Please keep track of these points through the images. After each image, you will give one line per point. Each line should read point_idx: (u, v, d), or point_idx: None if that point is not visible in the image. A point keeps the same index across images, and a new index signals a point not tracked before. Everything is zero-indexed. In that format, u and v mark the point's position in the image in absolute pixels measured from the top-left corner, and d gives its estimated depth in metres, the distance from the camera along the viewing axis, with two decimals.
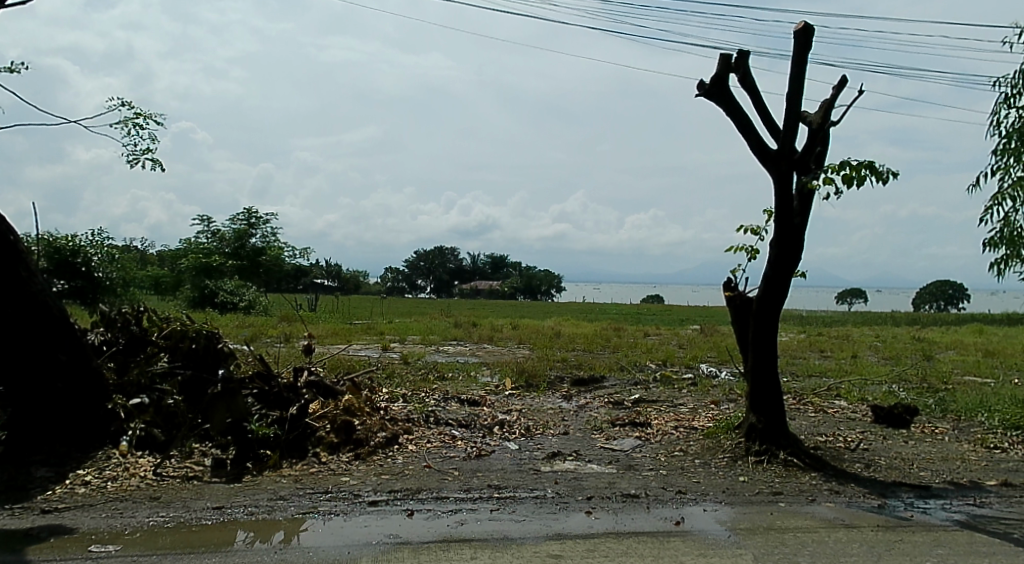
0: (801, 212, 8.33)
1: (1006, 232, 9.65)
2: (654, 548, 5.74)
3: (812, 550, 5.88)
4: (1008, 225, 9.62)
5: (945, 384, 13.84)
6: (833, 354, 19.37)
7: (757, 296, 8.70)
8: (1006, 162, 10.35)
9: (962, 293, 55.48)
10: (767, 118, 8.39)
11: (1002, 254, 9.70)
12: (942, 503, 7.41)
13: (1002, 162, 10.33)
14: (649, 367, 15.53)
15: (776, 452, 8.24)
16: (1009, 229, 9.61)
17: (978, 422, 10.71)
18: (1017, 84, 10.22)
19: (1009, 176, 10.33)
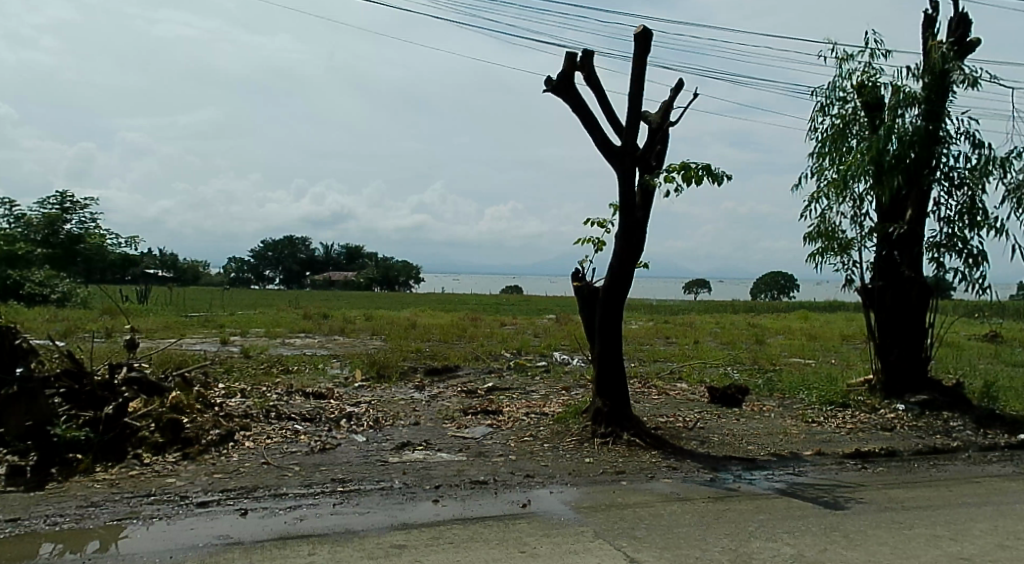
0: (643, 205, 8.68)
1: (822, 227, 10.49)
2: (499, 532, 5.79)
3: (648, 523, 6.12)
4: (823, 221, 10.46)
5: (774, 365, 14.87)
6: (677, 340, 20.43)
7: (602, 285, 8.97)
8: (822, 165, 11.28)
9: (793, 282, 59.67)
10: (611, 116, 8.66)
11: (819, 247, 10.53)
12: (766, 473, 7.93)
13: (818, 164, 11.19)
14: (503, 356, 15.71)
15: (620, 433, 8.52)
16: (824, 225, 10.45)
17: (800, 398, 11.57)
18: (829, 93, 11.11)
19: (824, 177, 11.22)
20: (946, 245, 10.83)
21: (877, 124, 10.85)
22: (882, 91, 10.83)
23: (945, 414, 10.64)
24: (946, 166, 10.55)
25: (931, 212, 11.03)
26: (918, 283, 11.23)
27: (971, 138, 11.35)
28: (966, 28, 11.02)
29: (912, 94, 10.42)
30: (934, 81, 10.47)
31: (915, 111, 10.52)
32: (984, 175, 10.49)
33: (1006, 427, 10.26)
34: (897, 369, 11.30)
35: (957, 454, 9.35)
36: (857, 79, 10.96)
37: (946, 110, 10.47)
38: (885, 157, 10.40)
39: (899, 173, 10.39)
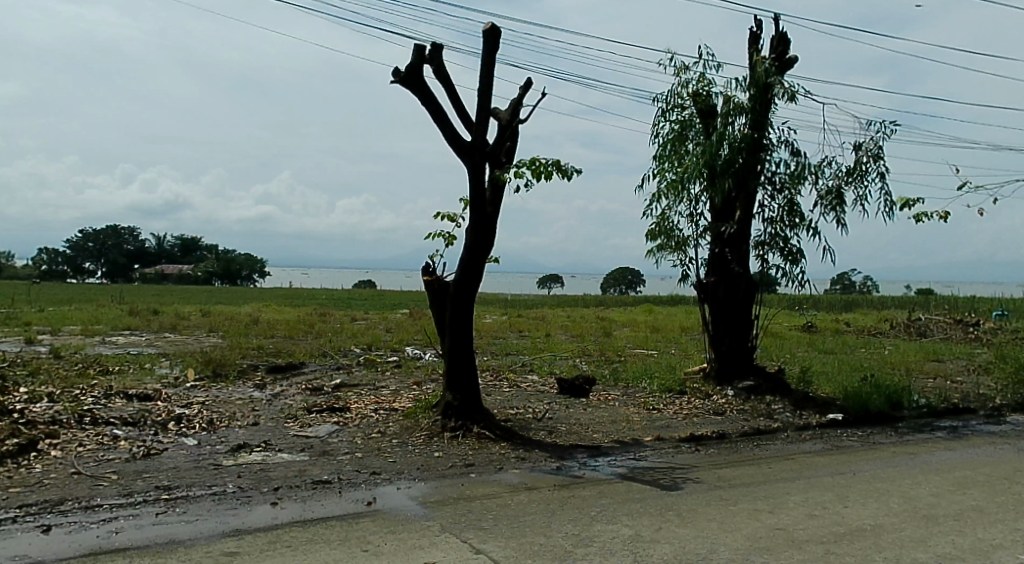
0: (493, 201, 8.61)
1: (662, 225, 10.88)
2: (342, 531, 5.54)
3: (495, 514, 6.04)
4: (662, 219, 10.86)
5: (620, 356, 15.31)
6: (530, 333, 20.66)
7: (452, 280, 8.81)
8: (662, 167, 11.66)
9: (639, 278, 61.83)
10: (460, 111, 8.53)
11: (658, 244, 10.93)
12: (609, 459, 8.09)
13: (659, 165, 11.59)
14: (352, 352, 15.27)
15: (471, 426, 8.39)
16: (663, 223, 10.85)
17: (642, 387, 11.95)
18: (668, 98, 11.53)
19: (663, 177, 11.63)
20: (770, 243, 11.53)
21: (711, 131, 11.33)
22: (715, 99, 11.36)
23: (768, 398, 11.31)
24: (770, 171, 11.20)
25: (757, 212, 11.69)
26: (745, 278, 11.89)
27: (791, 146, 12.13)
28: (786, 47, 11.75)
29: (740, 104, 10.96)
30: (759, 93, 10.96)
31: (743, 119, 11.07)
32: (802, 179, 11.23)
33: (818, 409, 11.06)
34: (728, 357, 11.89)
35: (778, 433, 9.98)
36: (693, 87, 11.40)
37: (769, 122, 11.08)
38: (716, 161, 10.97)
39: (729, 176, 11.01)
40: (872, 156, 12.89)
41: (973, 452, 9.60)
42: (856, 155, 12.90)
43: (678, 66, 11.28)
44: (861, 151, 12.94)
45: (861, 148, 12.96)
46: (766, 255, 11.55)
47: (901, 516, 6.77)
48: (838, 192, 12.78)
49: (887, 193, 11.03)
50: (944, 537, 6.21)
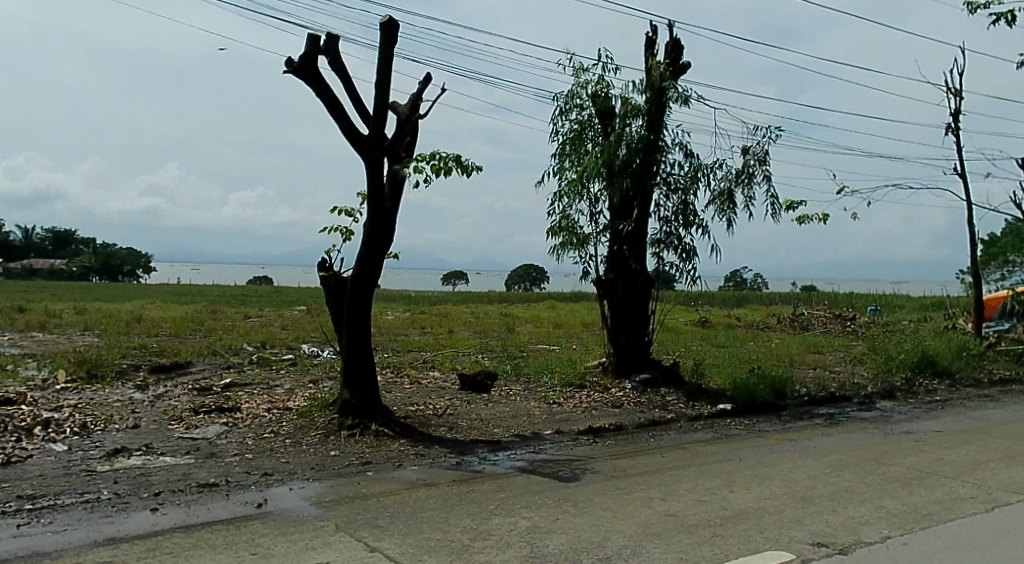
0: (392, 196, 8.49)
1: (563, 222, 11.00)
2: (228, 535, 5.34)
3: (392, 512, 5.95)
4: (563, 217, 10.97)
5: (522, 352, 15.39)
6: (431, 330, 20.54)
7: (350, 276, 8.63)
8: (562, 165, 11.76)
9: (542, 275, 62.43)
10: (357, 104, 8.36)
11: (560, 241, 11.03)
12: (509, 453, 8.12)
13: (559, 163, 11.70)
14: (244, 350, 14.78)
15: (369, 424, 8.25)
16: (564, 221, 10.97)
17: (543, 381, 12.04)
18: (568, 98, 11.66)
19: (564, 176, 11.74)
20: (666, 241, 11.82)
21: (610, 131, 11.53)
22: (613, 100, 11.56)
23: (663, 390, 11.59)
24: (665, 172, 11.50)
25: (653, 211, 11.97)
26: (642, 275, 12.16)
27: (686, 147, 12.47)
28: (680, 52, 12.08)
29: (637, 106, 11.26)
30: (654, 96, 11.36)
31: (640, 121, 11.37)
32: (695, 180, 11.58)
33: (710, 400, 11.43)
34: (626, 351, 12.12)
35: (672, 424, 10.25)
36: (592, 88, 11.56)
37: (664, 123, 11.42)
38: (615, 161, 11.16)
39: (627, 176, 11.25)
40: (758, 160, 13.42)
41: (849, 437, 10.14)
42: (744, 159, 13.40)
43: (578, 67, 11.43)
44: (748, 154, 13.45)
45: (748, 152, 13.47)
46: (662, 253, 11.84)
47: (783, 498, 7.07)
48: (729, 193, 13.23)
49: (772, 196, 11.55)
50: (820, 517, 6.53)
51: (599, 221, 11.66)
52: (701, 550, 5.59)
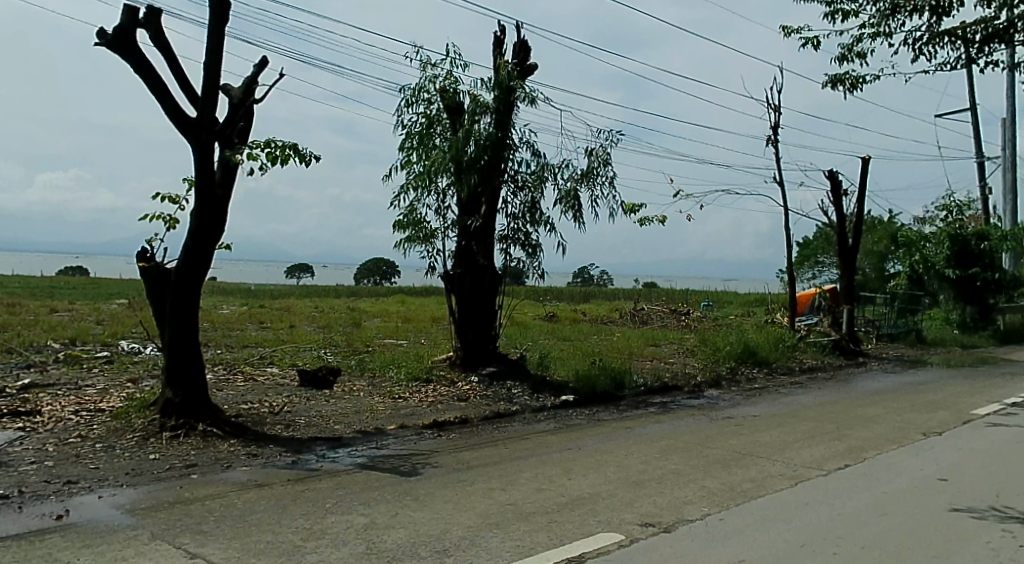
0: (223, 183, 8.05)
1: (410, 216, 10.83)
2: (19, 552, 4.82)
3: (217, 516, 5.60)
4: (410, 210, 10.81)
5: (367, 347, 15.09)
6: (269, 325, 19.72)
7: (175, 267, 8.07)
8: (408, 157, 11.56)
9: (392, 269, 61.58)
10: (183, 85, 7.83)
11: (406, 235, 10.86)
12: (349, 450, 7.88)
13: (406, 157, 11.51)
14: (53, 348, 13.54)
15: (194, 424, 7.74)
16: (411, 214, 10.81)
17: (388, 376, 11.83)
18: (415, 91, 11.48)
19: (411, 169, 11.55)
20: (513, 238, 11.91)
21: (458, 127, 11.45)
22: (460, 96, 11.49)
23: (509, 383, 11.67)
24: (512, 170, 11.57)
25: (501, 208, 12.01)
26: (489, 270, 12.18)
27: (533, 147, 12.61)
28: (528, 54, 12.19)
29: (485, 104, 11.25)
30: (502, 95, 11.39)
31: (488, 119, 11.37)
32: (542, 179, 11.72)
33: (554, 391, 11.64)
34: (473, 345, 12.08)
35: (515, 416, 10.34)
36: (439, 83, 11.44)
37: (512, 122, 11.47)
38: (463, 157, 11.11)
39: (474, 172, 11.22)
40: (602, 162, 13.79)
41: (679, 423, 10.63)
42: (588, 161, 13.72)
43: (425, 61, 11.27)
44: (592, 157, 13.79)
45: (592, 155, 13.82)
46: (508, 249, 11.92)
47: (617, 483, 7.28)
48: (575, 193, 13.52)
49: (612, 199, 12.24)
50: (649, 499, 6.77)
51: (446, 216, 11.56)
52: (538, 537, 5.63)
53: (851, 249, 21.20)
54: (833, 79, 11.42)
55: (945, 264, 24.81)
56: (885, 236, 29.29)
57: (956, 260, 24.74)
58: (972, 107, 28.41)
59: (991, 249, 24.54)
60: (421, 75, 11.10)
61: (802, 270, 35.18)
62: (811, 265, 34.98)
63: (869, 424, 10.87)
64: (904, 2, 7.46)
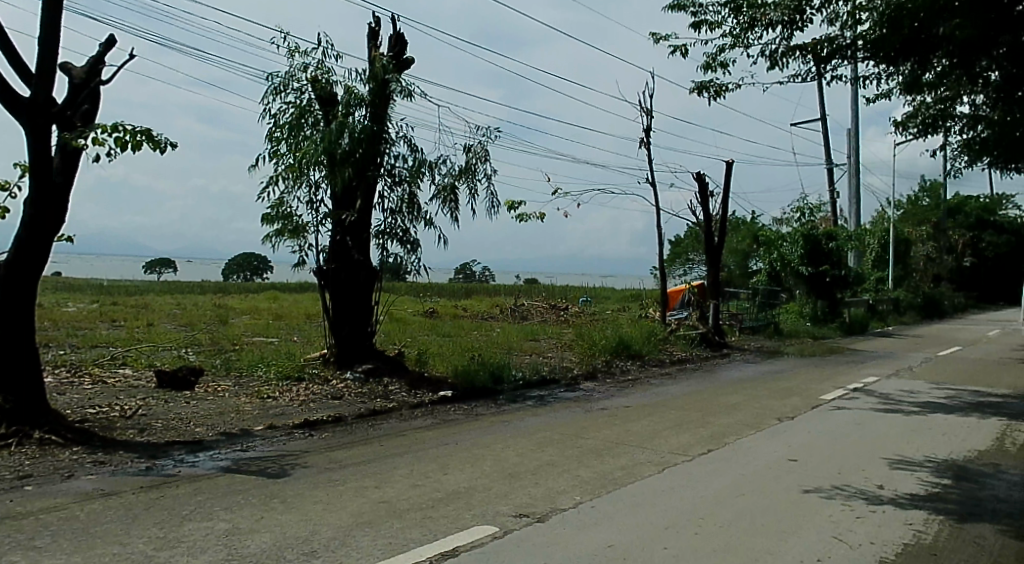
0: (63, 170, 7.43)
1: (280, 210, 10.39)
2: None
3: (55, 529, 5.13)
4: (280, 203, 10.38)
5: (233, 345, 14.44)
6: (124, 323, 18.53)
7: (6, 261, 7.38)
8: (277, 148, 11.08)
9: (264, 265, 59.37)
10: (15, 63, 7.16)
11: (275, 229, 10.40)
12: (211, 453, 7.45)
13: (274, 147, 11.04)
14: None
15: (30, 432, 7.11)
16: (281, 208, 10.37)
17: (257, 375, 11.33)
18: (285, 80, 11.01)
19: (280, 161, 11.07)
20: (389, 233, 11.64)
21: (331, 119, 11.06)
22: (334, 87, 11.09)
23: (386, 380, 11.39)
24: (389, 164, 11.30)
25: (377, 203, 11.72)
26: (365, 266, 11.87)
27: (410, 141, 12.36)
28: (404, 47, 11.90)
29: (360, 96, 10.90)
30: (377, 88, 11.08)
31: (363, 112, 11.04)
32: (420, 174, 11.51)
33: (432, 387, 11.47)
34: (348, 341, 11.72)
35: (392, 413, 10.12)
36: (311, 72, 11.00)
37: (388, 116, 11.17)
38: (336, 149, 10.74)
39: (348, 166, 10.88)
40: (480, 159, 13.72)
41: (555, 416, 10.72)
42: (466, 157, 13.63)
43: (296, 48, 10.81)
44: (470, 153, 13.70)
45: (470, 151, 13.72)
46: (385, 245, 11.64)
47: (493, 476, 7.21)
48: (453, 188, 13.38)
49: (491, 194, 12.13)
50: (524, 490, 6.73)
51: (318, 209, 11.17)
52: (410, 533, 5.48)
53: (717, 247, 22.07)
54: (699, 86, 11.81)
55: (800, 262, 26.49)
56: (748, 236, 30.68)
57: (809, 259, 26.40)
58: (822, 117, 30.34)
59: (838, 249, 26.44)
60: (291, 63, 10.65)
61: (674, 267, 36.48)
62: (682, 263, 36.39)
63: (733, 411, 11.32)
64: (762, 18, 8.98)
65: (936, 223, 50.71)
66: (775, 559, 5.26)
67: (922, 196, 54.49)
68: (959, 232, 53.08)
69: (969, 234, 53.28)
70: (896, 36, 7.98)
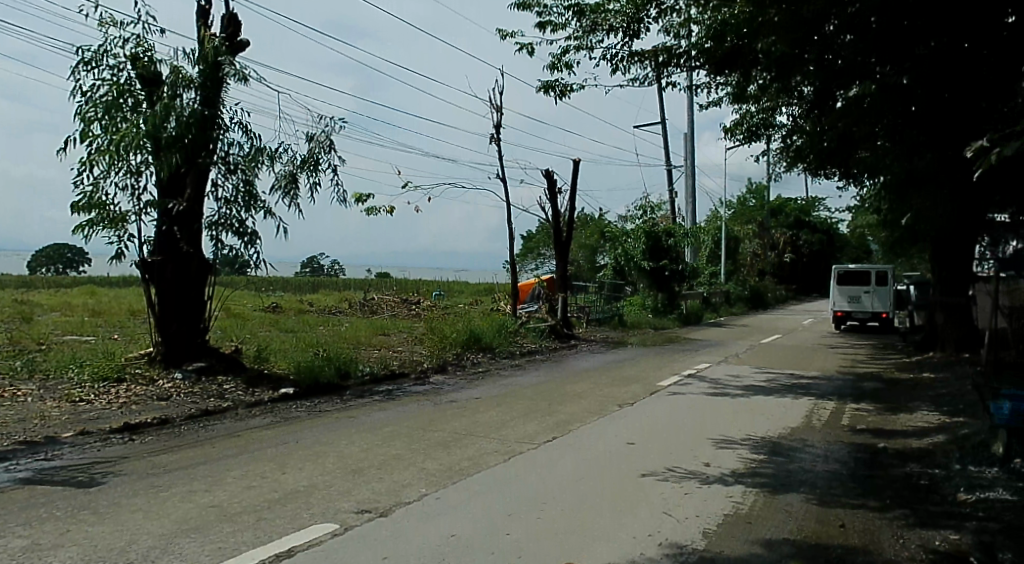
0: None
1: (93, 197, 9.62)
2: None
3: None
4: (94, 191, 9.61)
5: (41, 345, 13.26)
6: None
7: None
8: (91, 129, 10.25)
9: (83, 258, 54.91)
10: None
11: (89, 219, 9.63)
12: (9, 465, 6.79)
13: (87, 128, 10.22)
14: None
15: None
16: (94, 195, 9.60)
17: (67, 378, 10.44)
18: (100, 55, 10.21)
19: (93, 143, 10.24)
20: (223, 224, 11.06)
21: (154, 101, 10.35)
22: (158, 66, 10.40)
23: (219, 379, 10.81)
24: (223, 150, 10.72)
25: (209, 192, 11.11)
26: (195, 258, 11.22)
27: (246, 127, 11.79)
28: (238, 28, 11.33)
29: (189, 78, 10.26)
30: (208, 70, 10.48)
31: (192, 95, 10.41)
32: (256, 162, 11.01)
33: (271, 385, 11.03)
34: (176, 338, 11.02)
35: (226, 412, 9.64)
36: (131, 49, 10.26)
37: (221, 100, 10.59)
38: (161, 134, 10.04)
39: (176, 151, 10.19)
40: (324, 148, 13.32)
41: (402, 409, 10.58)
42: (309, 146, 13.19)
43: (112, 22, 10.03)
44: (313, 142, 13.27)
45: (314, 139, 13.29)
46: (218, 236, 11.05)
47: (334, 472, 7.01)
48: (294, 178, 12.90)
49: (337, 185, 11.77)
50: (367, 486, 6.58)
51: (140, 197, 10.43)
52: (242, 535, 5.22)
53: (565, 243, 22.58)
54: (545, 86, 11.99)
55: (642, 257, 27.61)
56: (595, 232, 31.65)
57: (649, 254, 27.70)
58: (661, 121, 31.70)
59: (675, 245, 27.90)
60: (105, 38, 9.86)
61: (526, 261, 37.08)
62: (534, 257, 37.12)
63: (575, 400, 11.61)
64: (601, 23, 9.45)
65: (762, 221, 54.38)
66: (609, 536, 5.42)
67: (751, 196, 58.26)
68: (783, 230, 57.16)
69: (791, 232, 57.54)
70: (719, 48, 8.99)
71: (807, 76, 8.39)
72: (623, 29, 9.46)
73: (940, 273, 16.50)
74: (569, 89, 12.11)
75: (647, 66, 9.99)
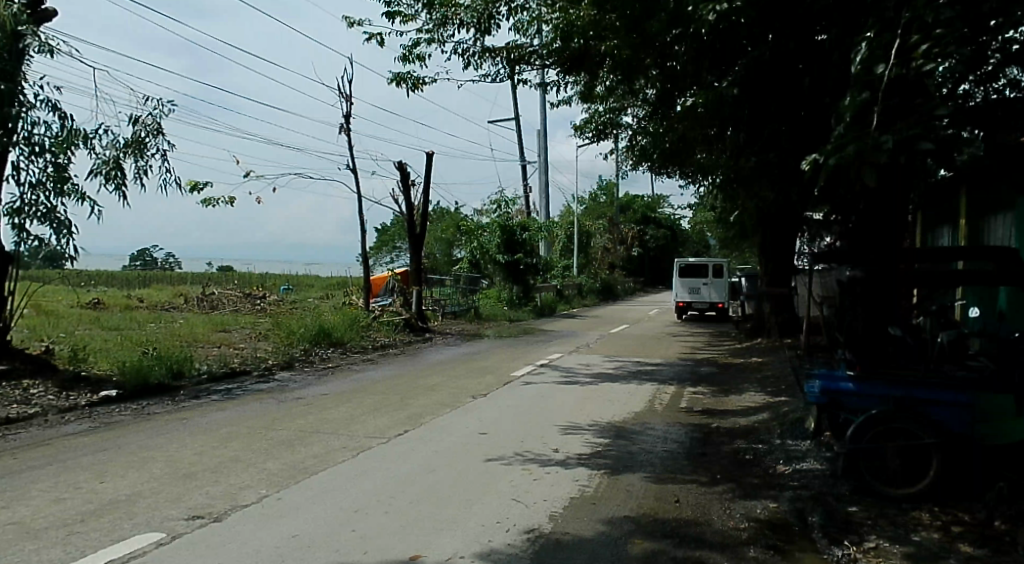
0: None
1: None
2: None
3: None
4: None
5: None
6: None
7: None
8: None
9: None
10: None
11: None
12: None
13: None
14: None
15: None
16: None
17: None
18: None
19: None
20: (27, 211, 10.02)
21: None
22: None
23: (24, 382, 9.79)
24: (26, 130, 9.65)
25: (10, 175, 10.04)
26: None
27: (55, 105, 10.74)
28: None
29: None
30: (6, 41, 9.44)
31: None
32: (68, 146, 10.05)
33: (89, 388, 10.13)
34: None
35: (33, 420, 8.73)
36: None
37: (20, 74, 9.57)
38: None
39: None
40: (151, 132, 12.39)
41: (245, 409, 10.01)
42: (133, 128, 12.22)
43: None
44: (139, 125, 12.32)
45: (139, 122, 12.33)
46: (21, 224, 10.00)
47: (162, 478, 6.47)
48: (117, 164, 11.92)
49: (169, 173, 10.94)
50: (199, 490, 6.12)
51: None
52: (48, 553, 4.67)
53: (419, 237, 22.32)
54: (397, 78, 11.69)
55: (498, 251, 27.74)
56: (451, 225, 31.51)
57: (504, 247, 27.84)
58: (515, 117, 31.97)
59: (529, 239, 28.18)
60: None
61: (380, 255, 36.40)
62: (389, 250, 36.51)
63: (428, 393, 11.42)
64: (453, 16, 9.24)
65: (612, 216, 56.06)
66: (460, 526, 5.26)
67: (601, 192, 59.96)
68: (631, 225, 59.19)
69: (639, 228, 59.69)
70: (568, 48, 9.05)
71: (653, 77, 8.60)
72: (473, 24, 9.29)
73: (769, 266, 17.54)
74: (419, 81, 11.86)
75: (500, 62, 9.91)
